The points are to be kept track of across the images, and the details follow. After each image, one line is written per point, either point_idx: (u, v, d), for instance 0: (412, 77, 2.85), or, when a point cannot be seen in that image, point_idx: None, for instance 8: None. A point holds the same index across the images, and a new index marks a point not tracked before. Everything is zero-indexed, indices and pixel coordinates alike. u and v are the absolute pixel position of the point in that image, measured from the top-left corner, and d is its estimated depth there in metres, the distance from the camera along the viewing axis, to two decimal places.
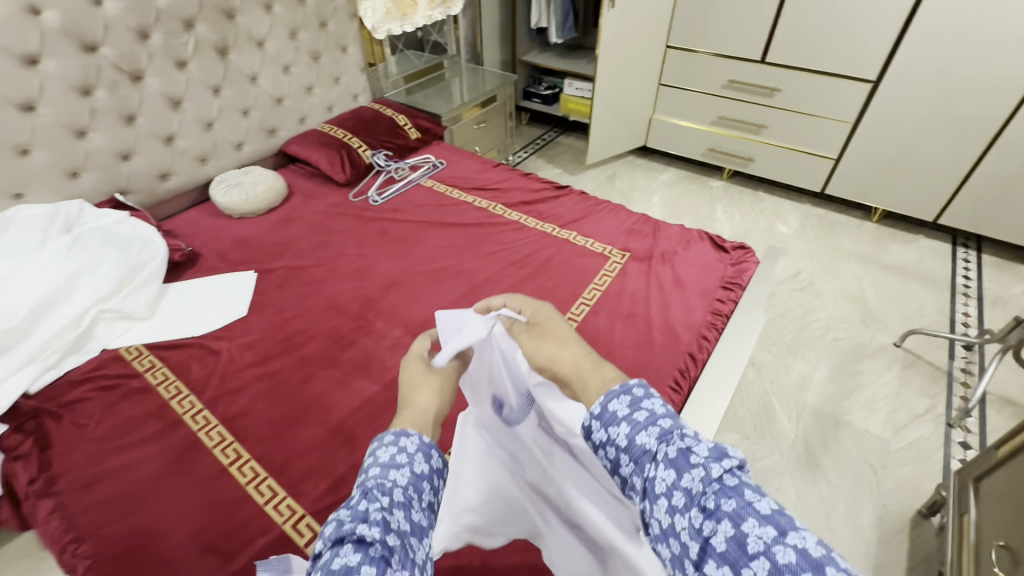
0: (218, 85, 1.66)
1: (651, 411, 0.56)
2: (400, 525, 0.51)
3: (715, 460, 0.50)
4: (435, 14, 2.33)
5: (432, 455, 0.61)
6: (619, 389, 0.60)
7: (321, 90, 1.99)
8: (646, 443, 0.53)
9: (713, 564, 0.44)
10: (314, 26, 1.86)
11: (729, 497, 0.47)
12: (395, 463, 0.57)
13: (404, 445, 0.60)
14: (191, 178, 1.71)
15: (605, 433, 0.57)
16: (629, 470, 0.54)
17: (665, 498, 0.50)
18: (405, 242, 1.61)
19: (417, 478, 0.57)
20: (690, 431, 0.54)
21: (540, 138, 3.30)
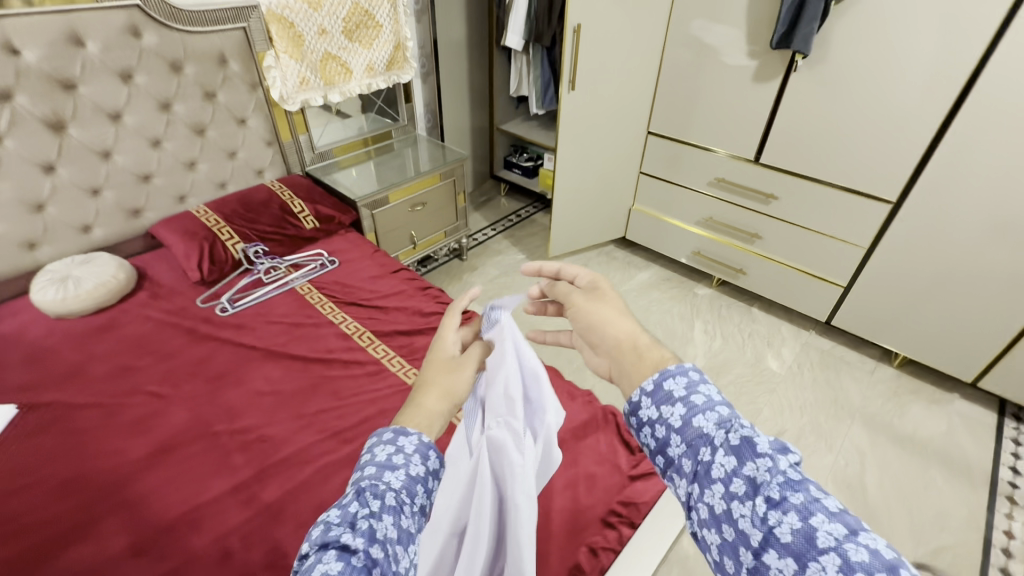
0: (51, 163, 1.41)
1: (707, 397, 0.54)
2: (387, 533, 0.48)
3: (779, 452, 0.48)
4: (374, 83, 2.09)
5: (430, 458, 0.57)
6: (673, 367, 0.57)
7: (209, 165, 1.72)
8: (704, 426, 0.52)
9: (775, 554, 0.43)
10: (196, 96, 1.60)
11: (795, 490, 0.45)
12: (391, 464, 0.54)
13: (403, 445, 0.57)
14: (13, 267, 1.45)
15: (658, 410, 0.55)
16: (681, 451, 0.53)
17: (723, 483, 0.48)
18: (222, 380, 1.26)
19: (414, 481, 0.54)
20: (748, 419, 0.52)
21: (514, 214, 2.97)
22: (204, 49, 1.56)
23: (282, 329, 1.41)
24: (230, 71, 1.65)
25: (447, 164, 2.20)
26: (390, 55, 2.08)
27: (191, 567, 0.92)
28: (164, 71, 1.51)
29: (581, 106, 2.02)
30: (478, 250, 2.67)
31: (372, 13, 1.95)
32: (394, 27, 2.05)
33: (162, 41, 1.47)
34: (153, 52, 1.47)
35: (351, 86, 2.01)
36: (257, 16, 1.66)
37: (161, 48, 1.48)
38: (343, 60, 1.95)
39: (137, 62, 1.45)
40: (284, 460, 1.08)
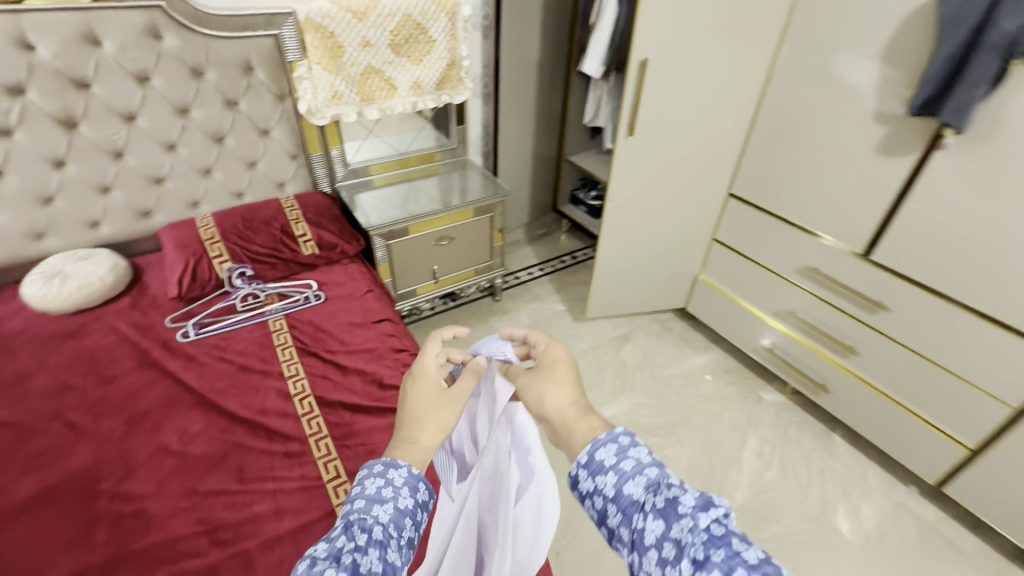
0: (61, 158, 1.40)
1: (638, 461, 0.59)
2: (372, 563, 0.53)
3: (703, 510, 0.51)
4: (421, 102, 1.91)
5: (417, 490, 0.63)
6: (605, 436, 0.63)
7: (226, 174, 1.66)
8: (633, 492, 0.56)
9: None
10: (216, 104, 1.53)
11: (717, 547, 0.48)
12: (380, 499, 0.60)
13: (391, 479, 0.63)
14: (19, 254, 1.47)
15: (593, 481, 0.60)
16: (618, 519, 0.57)
17: (654, 548, 0.51)
18: (140, 423, 1.14)
19: (398, 514, 0.60)
20: (677, 480, 0.56)
21: (569, 256, 2.66)
22: (228, 56, 1.48)
23: (228, 372, 1.27)
24: (255, 79, 1.56)
25: (484, 199, 1.96)
26: (442, 73, 1.89)
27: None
28: (183, 76, 1.45)
29: (643, 156, 1.67)
30: (516, 291, 2.40)
31: (425, 27, 1.77)
32: (450, 43, 1.85)
33: (183, 45, 1.41)
34: (172, 56, 1.41)
35: (394, 103, 1.85)
36: (292, 25, 1.55)
37: (180, 52, 1.41)
38: (387, 75, 1.78)
39: (154, 65, 1.40)
40: (141, 551, 0.92)
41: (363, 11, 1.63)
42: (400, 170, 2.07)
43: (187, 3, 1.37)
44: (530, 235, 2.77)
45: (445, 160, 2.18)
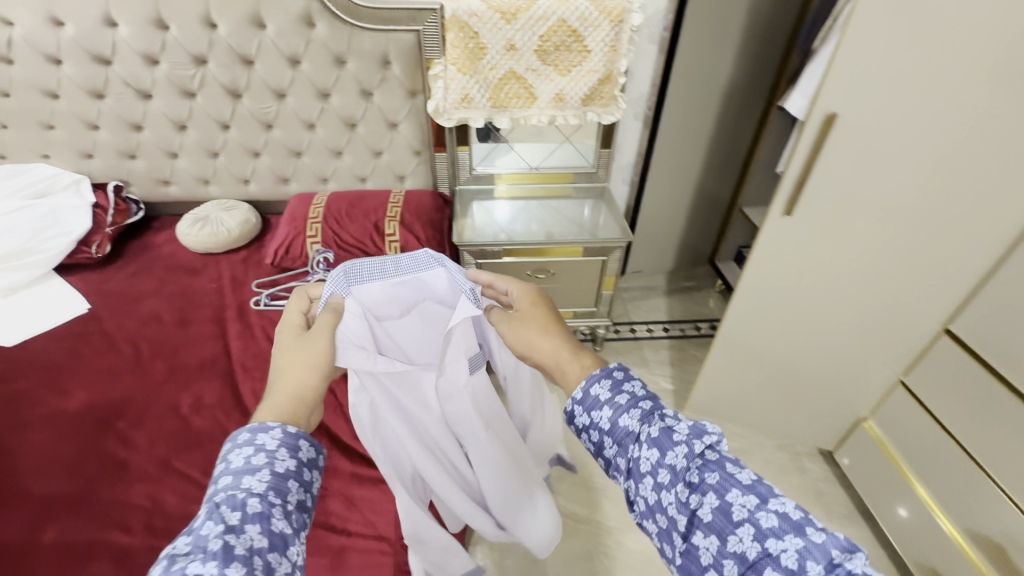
0: (226, 122, 1.61)
1: (632, 395, 0.68)
2: (253, 540, 0.57)
3: (696, 439, 0.60)
4: (561, 117, 1.68)
5: (293, 448, 0.69)
6: (600, 372, 0.72)
7: (353, 158, 1.72)
8: (629, 424, 0.65)
9: (699, 532, 0.55)
10: (352, 92, 1.58)
11: (711, 471, 0.57)
12: (252, 469, 0.64)
13: (262, 444, 0.67)
14: (191, 193, 1.78)
15: (590, 416, 0.68)
16: (615, 451, 0.65)
17: (651, 475, 0.61)
18: (176, 374, 1.25)
19: (277, 479, 0.65)
20: (671, 412, 0.65)
21: (706, 322, 2.20)
22: (368, 47, 1.50)
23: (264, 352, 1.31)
24: (391, 73, 1.56)
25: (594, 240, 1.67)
26: (591, 89, 1.63)
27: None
28: (327, 62, 1.51)
29: (808, 245, 1.18)
30: (621, 346, 2.07)
31: (581, 35, 1.53)
32: (608, 57, 1.57)
33: (331, 33, 1.46)
34: (321, 42, 1.48)
35: (530, 114, 1.67)
36: (435, 22, 1.48)
37: (328, 40, 1.47)
38: (527, 84, 1.61)
39: (304, 49, 1.49)
40: (96, 503, 0.98)
41: (513, 12, 1.47)
42: (527, 185, 1.91)
43: None
44: (670, 285, 2.35)
45: (581, 184, 1.94)
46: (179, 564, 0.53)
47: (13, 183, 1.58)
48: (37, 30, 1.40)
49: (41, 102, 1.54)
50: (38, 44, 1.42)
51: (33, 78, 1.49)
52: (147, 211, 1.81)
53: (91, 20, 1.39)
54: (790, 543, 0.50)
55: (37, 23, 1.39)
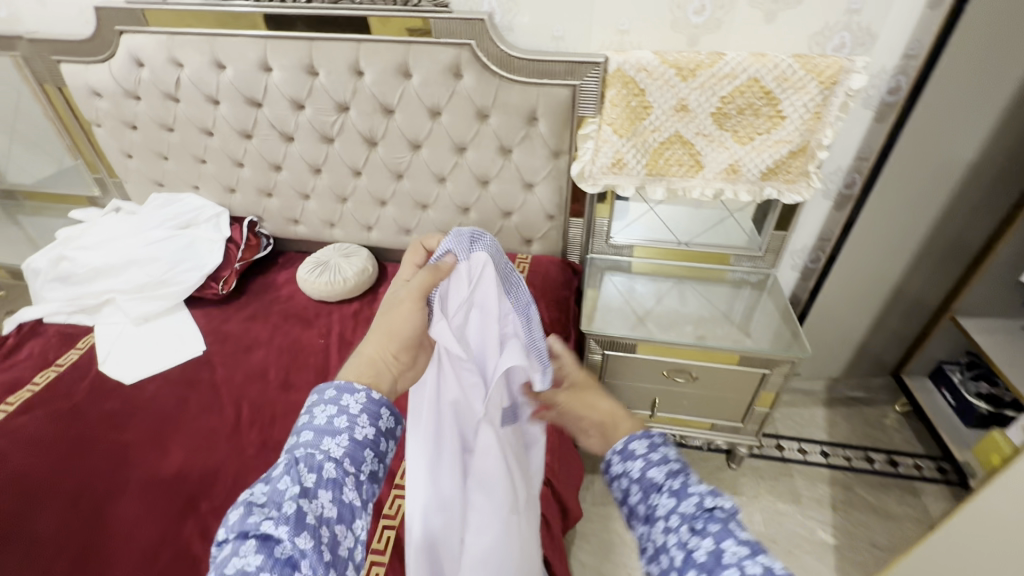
0: (358, 169, 1.54)
1: (665, 455, 0.72)
2: (323, 509, 0.60)
3: (711, 495, 0.63)
4: (731, 191, 1.37)
5: (374, 417, 0.71)
6: (640, 433, 0.76)
7: (480, 217, 1.57)
8: (655, 474, 0.69)
9: (693, 573, 0.57)
10: (490, 148, 1.42)
11: (716, 523, 0.60)
12: (332, 432, 0.67)
13: (346, 407, 0.70)
14: (316, 234, 1.74)
15: (623, 464, 0.72)
16: (637, 497, 0.68)
17: (663, 519, 0.64)
18: (267, 451, 1.14)
19: (356, 446, 0.67)
20: (692, 473, 0.68)
21: (884, 453, 1.71)
22: (515, 101, 1.33)
23: None
24: (536, 130, 1.37)
25: (756, 348, 1.34)
26: (778, 162, 1.29)
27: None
28: (469, 115, 1.37)
29: None
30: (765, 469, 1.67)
31: (777, 97, 1.21)
32: (808, 125, 1.23)
33: (478, 85, 1.32)
34: (465, 95, 1.34)
35: (691, 185, 1.38)
36: (596, 77, 1.27)
37: (473, 93, 1.33)
38: (695, 151, 1.33)
39: (446, 101, 1.36)
40: None
41: (692, 68, 1.21)
42: (671, 262, 1.64)
43: (495, 43, 1.25)
44: (833, 394, 1.89)
45: (738, 268, 1.61)
46: (254, 519, 0.57)
47: (167, 212, 1.66)
48: (202, 72, 1.42)
49: (198, 138, 1.58)
50: (202, 85, 1.45)
51: (193, 116, 1.52)
52: (275, 245, 1.82)
53: (249, 64, 1.39)
54: None
55: (203, 66, 1.41)
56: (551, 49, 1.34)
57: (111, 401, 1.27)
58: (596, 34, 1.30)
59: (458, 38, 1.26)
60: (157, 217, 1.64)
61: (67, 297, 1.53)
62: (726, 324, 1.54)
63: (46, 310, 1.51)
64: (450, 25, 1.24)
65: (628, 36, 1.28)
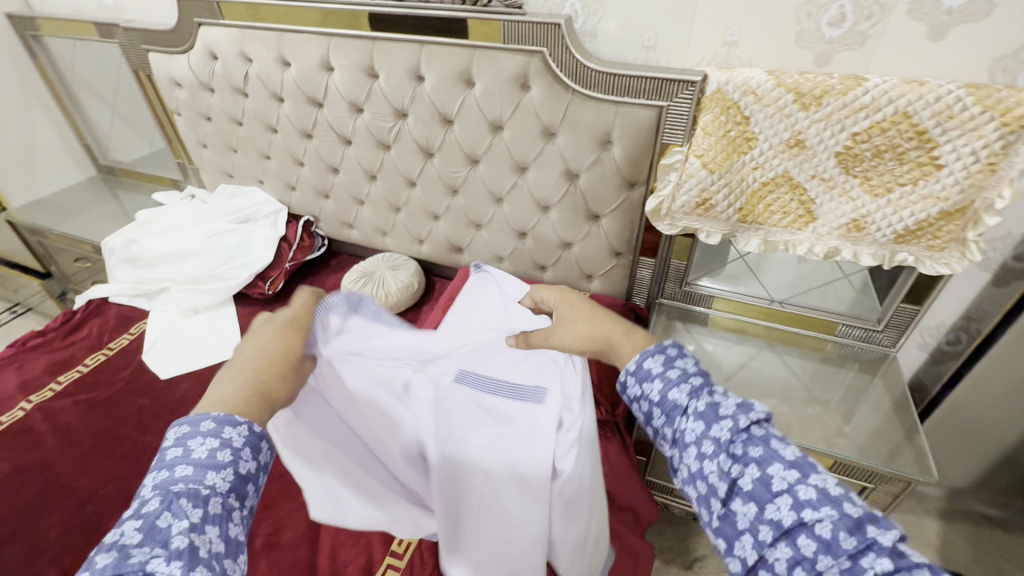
0: (413, 179, 1.43)
1: (684, 371, 0.71)
2: (211, 546, 0.50)
3: (744, 415, 0.63)
4: (849, 251, 1.08)
5: (261, 447, 0.59)
6: (654, 349, 0.76)
7: (537, 244, 1.40)
8: (679, 397, 0.68)
9: (739, 499, 0.59)
10: (555, 171, 1.24)
11: (756, 445, 0.61)
12: (218, 464, 0.54)
13: (229, 440, 0.56)
14: (368, 241, 1.67)
15: (643, 388, 0.73)
16: (662, 420, 0.69)
17: (696, 445, 0.64)
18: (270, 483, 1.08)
19: (242, 481, 0.56)
20: (719, 389, 0.69)
21: None
22: (588, 121, 1.14)
23: None
24: (610, 155, 1.17)
25: (857, 458, 1.09)
26: (922, 223, 0.98)
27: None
28: (533, 133, 1.20)
29: None
30: None
31: (935, 139, 0.90)
32: (975, 179, 0.91)
33: (547, 99, 1.14)
34: (531, 109, 1.17)
35: (796, 239, 1.12)
36: (690, 97, 1.05)
37: (541, 108, 1.16)
38: (808, 197, 1.06)
39: (510, 115, 1.20)
40: None
41: (818, 95, 0.94)
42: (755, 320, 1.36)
43: (571, 53, 1.07)
44: (952, 504, 1.51)
45: (845, 338, 1.30)
46: (133, 561, 0.46)
47: (230, 205, 1.66)
48: (268, 69, 1.38)
49: (263, 134, 1.55)
50: (268, 82, 1.41)
51: (259, 113, 1.50)
52: (330, 246, 1.78)
53: (312, 63, 1.32)
54: (825, 513, 0.53)
55: (270, 63, 1.37)
56: (639, 61, 1.13)
57: (143, 397, 1.28)
58: (697, 45, 1.06)
59: (529, 45, 1.09)
60: (220, 210, 1.65)
61: (130, 280, 1.58)
62: (819, 410, 1.26)
63: (111, 292, 1.57)
64: (521, 29, 1.07)
65: (738, 48, 1.03)
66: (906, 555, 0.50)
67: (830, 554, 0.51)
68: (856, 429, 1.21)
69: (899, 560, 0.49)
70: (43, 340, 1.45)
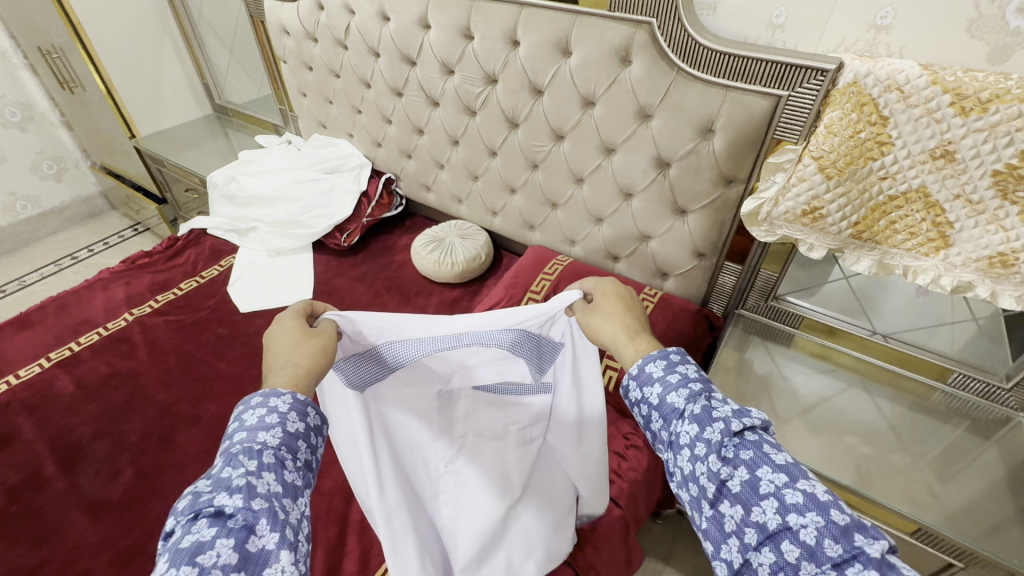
0: (494, 149, 1.39)
1: (683, 375, 0.65)
2: (269, 487, 0.53)
3: (738, 419, 0.59)
4: (986, 289, 0.90)
5: (305, 414, 0.62)
6: (657, 352, 0.69)
7: (612, 232, 1.32)
8: (675, 402, 0.63)
9: (727, 501, 0.55)
10: (643, 156, 1.15)
11: (748, 449, 0.56)
12: (267, 425, 0.58)
13: (275, 407, 0.60)
14: (443, 206, 1.66)
15: (640, 391, 0.67)
16: (659, 424, 0.64)
17: (690, 448, 0.60)
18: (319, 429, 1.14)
19: (291, 437, 0.58)
20: (719, 395, 0.63)
21: None
22: (690, 105, 1.02)
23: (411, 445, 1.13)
24: (709, 146, 1.06)
25: (940, 526, 0.95)
26: None
27: (71, 534, 0.97)
28: (626, 113, 1.11)
29: None
30: None
31: None
32: None
33: (646, 76, 1.04)
34: (628, 86, 1.08)
35: (920, 266, 0.95)
36: (818, 87, 0.91)
37: (639, 85, 1.06)
38: (945, 219, 0.89)
39: (604, 91, 1.11)
40: None
41: (984, 100, 0.78)
42: (846, 350, 1.22)
43: (683, 27, 0.95)
44: None
45: (958, 389, 1.11)
46: (203, 499, 0.50)
47: (320, 155, 1.73)
48: (368, 23, 1.38)
49: (357, 89, 1.57)
50: (366, 35, 1.41)
51: (356, 66, 1.51)
52: (408, 207, 1.80)
53: (409, 19, 1.30)
54: (811, 520, 0.50)
55: (370, 16, 1.37)
56: (763, 42, 0.99)
57: (222, 325, 1.39)
58: (836, 28, 0.91)
59: (637, 15, 0.99)
60: (311, 159, 1.72)
61: (224, 216, 1.70)
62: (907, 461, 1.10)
63: (206, 224, 1.69)
64: None
65: (888, 34, 0.87)
66: (895, 566, 0.46)
67: (813, 561, 0.48)
68: (951, 492, 1.02)
69: (885, 572, 0.45)
70: (149, 259, 1.61)
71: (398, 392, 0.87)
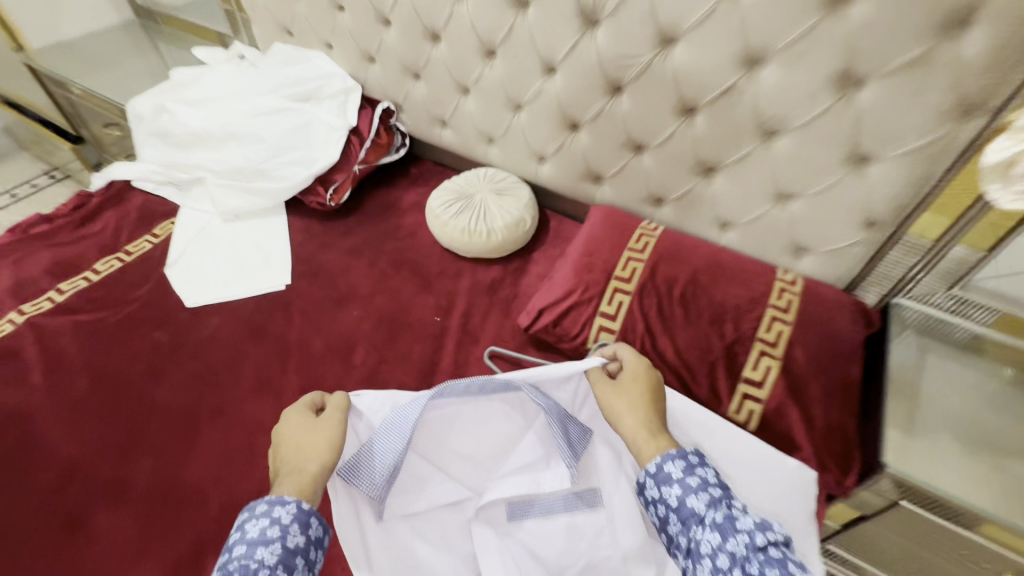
0: (553, 62, 0.94)
1: (705, 479, 0.58)
2: None
3: (761, 531, 0.52)
4: None
5: (308, 525, 0.57)
6: (675, 449, 0.62)
7: (729, 189, 0.91)
8: (695, 505, 0.56)
9: None
10: (817, 71, 0.72)
11: (773, 566, 0.49)
12: (266, 540, 0.54)
13: (277, 518, 0.56)
14: (465, 148, 1.21)
15: (658, 491, 0.59)
16: (676, 528, 0.57)
17: (709, 558, 0.52)
18: None
19: (290, 554, 0.54)
20: (739, 504, 0.57)
21: None
22: None
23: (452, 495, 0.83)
24: (950, 50, 0.64)
25: None
26: None
27: None
28: None
29: None
30: None
31: None
32: None
33: None
34: None
35: None
36: None
37: None
38: None
39: None
40: None
41: None
42: None
43: None
44: None
45: None
46: None
47: (289, 75, 1.22)
48: None
49: None
50: None
51: None
52: (413, 149, 1.33)
53: None
54: None
55: None
56: None
57: (161, 328, 0.95)
58: None
59: None
60: (274, 79, 1.22)
61: (157, 162, 1.21)
62: None
63: (131, 173, 1.20)
64: None
65: None
66: None
67: None
68: None
69: None
70: (49, 227, 1.12)
71: (416, 508, 0.72)
